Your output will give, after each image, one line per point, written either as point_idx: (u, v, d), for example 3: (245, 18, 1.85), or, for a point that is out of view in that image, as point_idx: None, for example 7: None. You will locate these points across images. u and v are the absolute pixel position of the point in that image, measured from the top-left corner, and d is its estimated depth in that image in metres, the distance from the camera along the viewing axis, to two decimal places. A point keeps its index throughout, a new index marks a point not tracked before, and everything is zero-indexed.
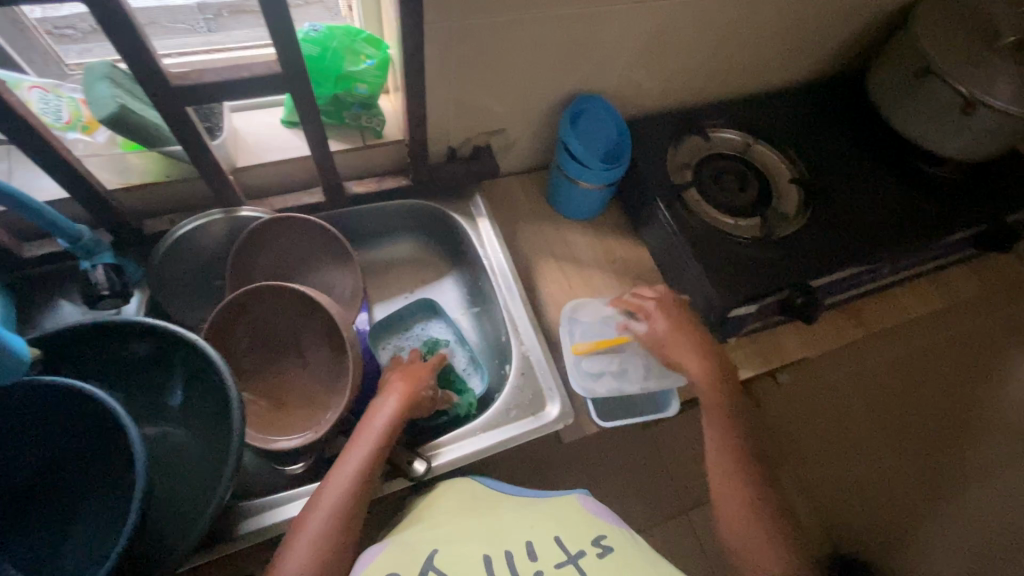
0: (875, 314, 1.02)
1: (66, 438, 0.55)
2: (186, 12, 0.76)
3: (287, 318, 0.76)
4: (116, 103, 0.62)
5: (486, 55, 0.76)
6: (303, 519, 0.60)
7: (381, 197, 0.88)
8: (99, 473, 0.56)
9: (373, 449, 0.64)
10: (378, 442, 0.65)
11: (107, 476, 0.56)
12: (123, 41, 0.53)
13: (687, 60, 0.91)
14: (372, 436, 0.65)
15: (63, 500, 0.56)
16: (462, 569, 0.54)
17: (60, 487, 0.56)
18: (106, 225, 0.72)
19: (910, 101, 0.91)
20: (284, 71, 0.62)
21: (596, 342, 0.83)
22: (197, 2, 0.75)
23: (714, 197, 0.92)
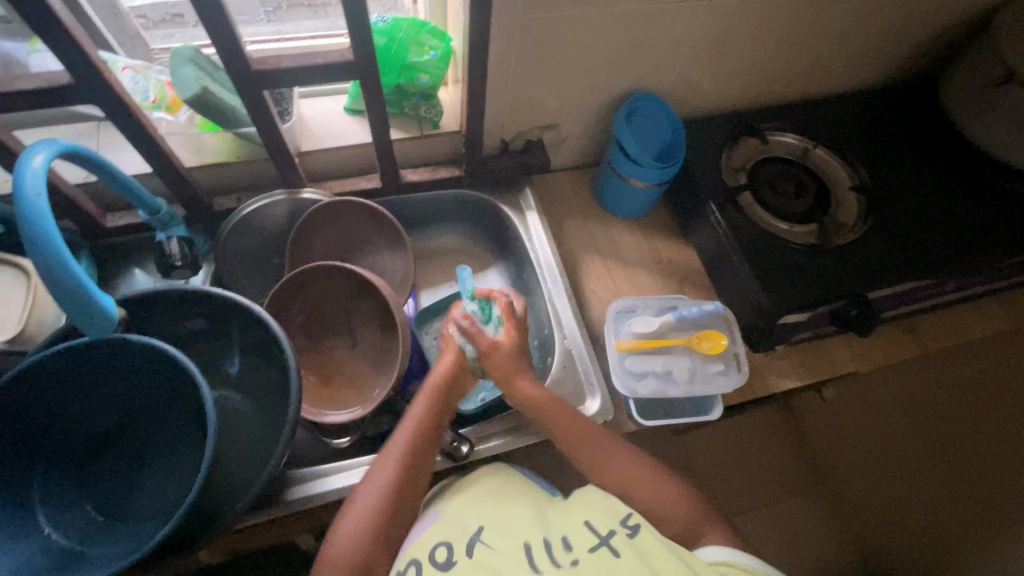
0: (935, 331, 0.97)
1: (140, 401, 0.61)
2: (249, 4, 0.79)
3: (342, 298, 0.79)
4: (198, 86, 0.66)
5: (548, 50, 0.76)
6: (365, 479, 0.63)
7: (434, 187, 0.90)
8: (169, 434, 0.63)
9: (429, 404, 0.67)
10: (438, 395, 0.67)
11: (177, 436, 0.63)
12: (212, 26, 0.56)
13: (750, 60, 0.89)
14: (428, 394, 0.67)
15: (135, 455, 0.63)
16: (504, 551, 0.57)
17: (133, 442, 0.63)
18: (181, 200, 0.77)
19: (987, 110, 0.87)
20: (355, 59, 0.64)
21: (642, 341, 0.82)
22: None
23: (770, 200, 0.90)
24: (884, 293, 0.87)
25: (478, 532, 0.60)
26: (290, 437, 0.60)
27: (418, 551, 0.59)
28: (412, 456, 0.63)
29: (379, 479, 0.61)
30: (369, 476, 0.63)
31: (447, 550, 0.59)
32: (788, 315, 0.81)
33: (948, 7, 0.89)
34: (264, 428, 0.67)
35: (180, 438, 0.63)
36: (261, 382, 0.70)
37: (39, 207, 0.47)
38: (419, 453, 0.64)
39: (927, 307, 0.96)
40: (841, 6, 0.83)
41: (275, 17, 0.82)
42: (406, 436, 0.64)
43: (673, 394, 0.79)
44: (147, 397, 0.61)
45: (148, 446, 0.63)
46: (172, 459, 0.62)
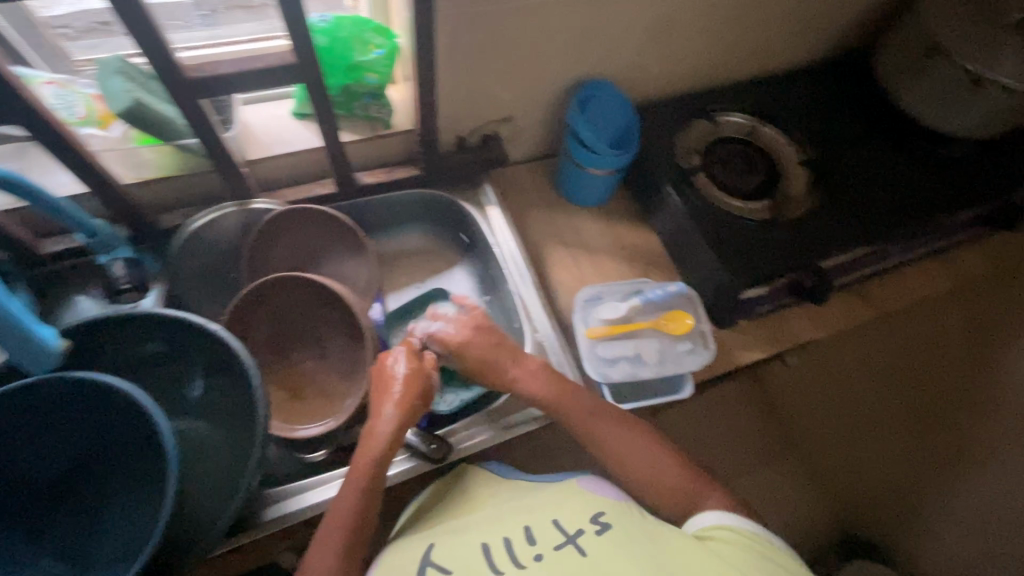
0: (885, 294, 1.02)
1: (89, 438, 0.57)
2: (182, 8, 0.74)
3: (305, 310, 0.77)
4: (130, 98, 0.63)
5: (496, 43, 0.76)
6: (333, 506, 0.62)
7: (393, 188, 0.88)
8: (124, 471, 0.58)
9: (392, 427, 0.65)
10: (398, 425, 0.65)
11: (133, 472, 0.58)
12: (138, 33, 0.53)
13: (695, 43, 0.91)
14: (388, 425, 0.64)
15: (89, 496, 0.58)
16: (461, 560, 0.58)
17: (85, 484, 0.58)
18: (122, 219, 0.72)
19: (917, 81, 0.92)
20: (297, 61, 0.62)
21: (612, 327, 0.83)
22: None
23: (723, 180, 0.92)
24: (836, 262, 0.90)
25: (429, 549, 0.60)
26: (260, 460, 0.58)
27: None
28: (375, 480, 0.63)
29: (343, 506, 0.61)
30: (336, 502, 0.62)
31: None
32: (748, 290, 0.85)
33: None
34: (231, 453, 0.64)
35: (133, 473, 0.58)
36: (223, 405, 0.66)
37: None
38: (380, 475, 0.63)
39: (878, 270, 1.01)
40: None
41: (212, 19, 0.77)
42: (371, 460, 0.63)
43: (644, 375, 0.81)
44: (96, 435, 0.57)
45: (102, 487, 0.58)
46: (129, 497, 0.58)
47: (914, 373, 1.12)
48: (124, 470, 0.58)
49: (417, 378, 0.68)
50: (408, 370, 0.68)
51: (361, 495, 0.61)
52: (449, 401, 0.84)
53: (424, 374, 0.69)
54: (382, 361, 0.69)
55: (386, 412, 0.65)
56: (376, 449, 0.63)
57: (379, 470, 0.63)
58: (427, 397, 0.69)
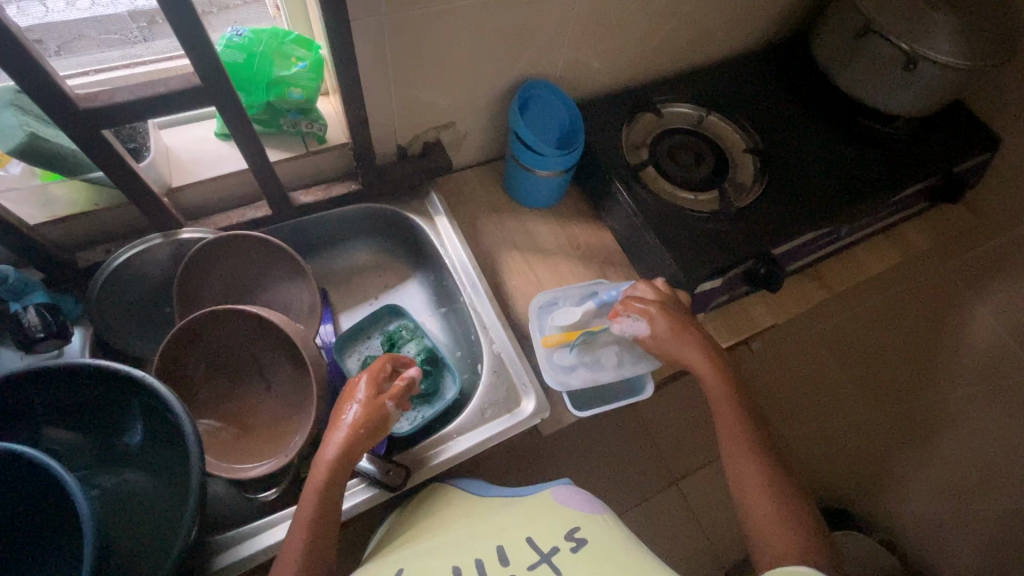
0: (839, 274, 1.03)
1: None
2: (118, 22, 0.71)
3: (245, 342, 0.73)
4: (24, 132, 0.57)
5: (423, 49, 0.73)
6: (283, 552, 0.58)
7: (332, 205, 0.85)
8: (33, 540, 0.51)
9: (330, 466, 0.60)
10: (340, 464, 0.60)
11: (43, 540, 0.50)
12: (14, 64, 0.48)
13: (633, 35, 0.89)
14: (329, 462, 0.60)
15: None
16: None
17: None
18: (35, 263, 0.67)
19: (854, 62, 0.92)
20: (203, 82, 0.57)
21: (567, 333, 0.81)
22: (129, 11, 0.70)
23: (672, 173, 0.91)
24: (788, 247, 0.90)
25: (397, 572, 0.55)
26: (197, 512, 0.55)
27: None
28: (324, 513, 0.59)
29: (296, 538, 0.57)
30: (286, 547, 0.58)
31: None
32: (703, 283, 0.84)
33: None
34: (173, 502, 0.60)
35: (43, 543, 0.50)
36: (161, 452, 0.62)
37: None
38: (328, 502, 0.59)
39: (832, 251, 1.01)
40: None
41: (149, 33, 0.74)
42: (312, 499, 0.59)
43: (605, 379, 0.79)
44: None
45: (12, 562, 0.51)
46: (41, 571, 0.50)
47: (877, 345, 1.16)
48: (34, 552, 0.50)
49: (367, 413, 0.62)
50: (363, 403, 0.63)
51: (313, 524, 0.58)
52: (409, 421, 0.80)
53: (379, 404, 0.64)
54: (345, 390, 0.66)
55: (332, 446, 0.61)
56: (322, 476, 0.59)
57: (327, 497, 0.59)
58: (380, 430, 0.64)
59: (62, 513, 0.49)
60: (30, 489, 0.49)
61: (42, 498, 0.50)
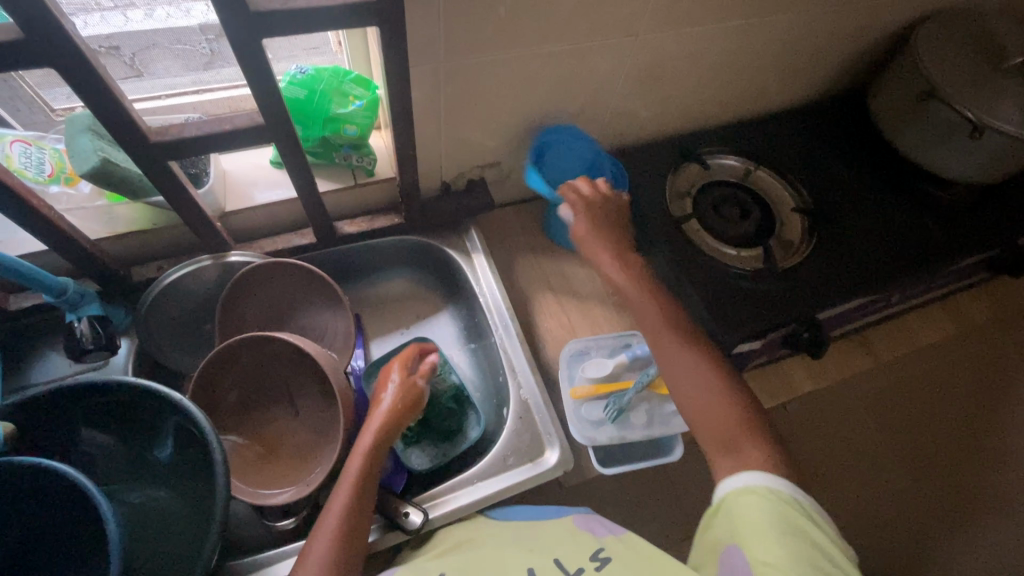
0: (885, 341, 0.98)
1: (21, 520, 0.51)
2: (189, 35, 0.73)
3: (279, 367, 0.75)
4: (98, 157, 0.61)
5: (475, 93, 0.74)
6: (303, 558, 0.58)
7: (374, 235, 0.86)
8: (59, 553, 0.51)
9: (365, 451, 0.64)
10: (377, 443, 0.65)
11: (67, 555, 0.51)
12: (98, 101, 0.52)
13: (684, 88, 0.89)
14: (365, 447, 0.64)
15: None
16: None
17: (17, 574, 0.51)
18: (90, 275, 0.70)
19: (913, 124, 0.89)
20: (266, 120, 0.60)
21: (598, 386, 0.79)
22: (200, 25, 0.71)
23: (715, 226, 0.89)
24: (834, 312, 0.87)
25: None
26: (219, 534, 0.56)
27: None
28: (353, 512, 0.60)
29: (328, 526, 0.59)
30: (306, 557, 0.58)
31: None
32: (742, 344, 0.81)
33: (869, 26, 0.92)
34: (193, 523, 0.61)
35: (66, 557, 0.51)
36: (184, 471, 0.63)
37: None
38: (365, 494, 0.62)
39: (880, 317, 0.97)
40: (763, 33, 0.84)
41: (218, 45, 0.75)
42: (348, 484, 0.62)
43: (633, 437, 0.76)
44: (29, 528, 0.51)
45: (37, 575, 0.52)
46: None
47: (923, 416, 1.07)
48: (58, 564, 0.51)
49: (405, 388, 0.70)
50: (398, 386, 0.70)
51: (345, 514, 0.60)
52: (430, 458, 0.80)
53: (413, 383, 0.71)
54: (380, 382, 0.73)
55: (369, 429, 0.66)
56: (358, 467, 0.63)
57: (365, 488, 0.62)
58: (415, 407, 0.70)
59: (88, 529, 0.51)
60: (58, 503, 0.50)
61: (68, 510, 0.50)
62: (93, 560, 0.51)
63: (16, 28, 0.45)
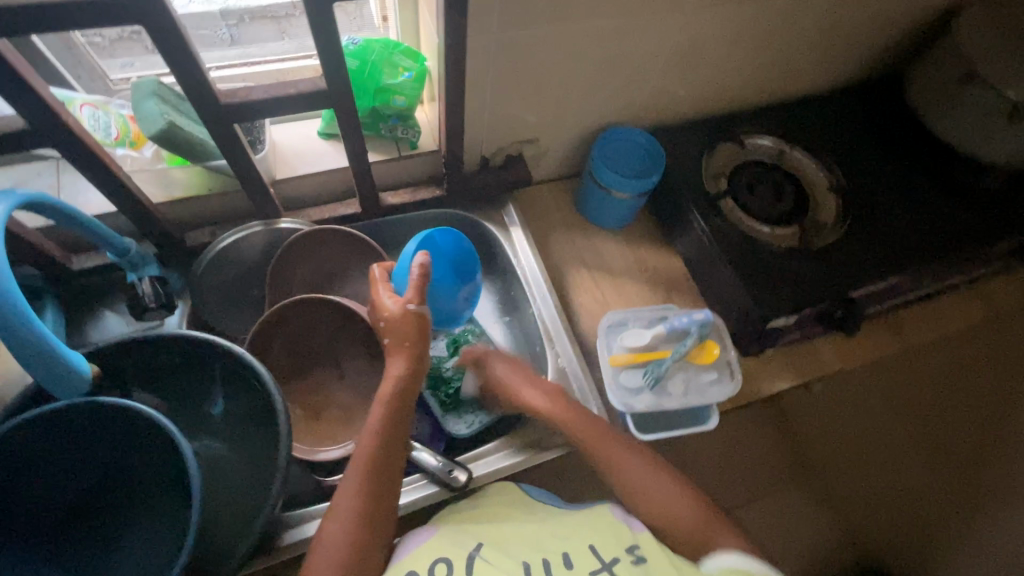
0: (914, 323, 0.99)
1: (104, 462, 0.56)
2: (211, 20, 0.76)
3: (328, 331, 0.77)
4: (164, 120, 0.63)
5: (524, 68, 0.76)
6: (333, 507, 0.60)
7: (416, 208, 0.88)
8: (142, 492, 0.58)
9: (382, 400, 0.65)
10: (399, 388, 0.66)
11: (150, 495, 0.58)
12: (178, 62, 0.54)
13: (723, 67, 0.90)
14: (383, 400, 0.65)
15: (109, 520, 0.58)
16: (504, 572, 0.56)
17: (105, 508, 0.58)
18: (150, 237, 0.73)
19: (951, 106, 0.89)
20: (330, 86, 0.62)
21: (635, 355, 0.81)
22: (222, 10, 0.75)
23: (750, 205, 0.90)
24: (867, 291, 0.88)
25: (477, 546, 0.58)
26: (283, 484, 0.58)
27: (416, 564, 0.58)
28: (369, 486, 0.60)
29: (346, 502, 0.59)
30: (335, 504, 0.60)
31: (446, 565, 0.57)
32: (777, 319, 0.83)
33: (911, 7, 0.92)
34: (255, 474, 0.65)
35: (150, 496, 0.58)
36: (244, 427, 0.67)
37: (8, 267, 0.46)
38: (378, 467, 0.61)
39: (909, 299, 0.97)
40: (806, 12, 0.84)
41: (237, 32, 0.80)
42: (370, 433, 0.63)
43: (669, 406, 0.79)
44: (114, 470, 0.57)
45: (123, 509, 0.58)
46: (147, 519, 0.58)
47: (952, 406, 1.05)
48: (149, 490, 0.58)
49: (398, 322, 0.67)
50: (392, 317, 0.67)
51: (361, 488, 0.60)
52: (468, 423, 0.82)
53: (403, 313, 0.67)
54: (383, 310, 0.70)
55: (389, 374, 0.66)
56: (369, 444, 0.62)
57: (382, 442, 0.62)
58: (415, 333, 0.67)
59: (166, 469, 0.54)
60: (140, 447, 0.54)
61: (149, 451, 0.55)
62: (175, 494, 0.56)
63: None
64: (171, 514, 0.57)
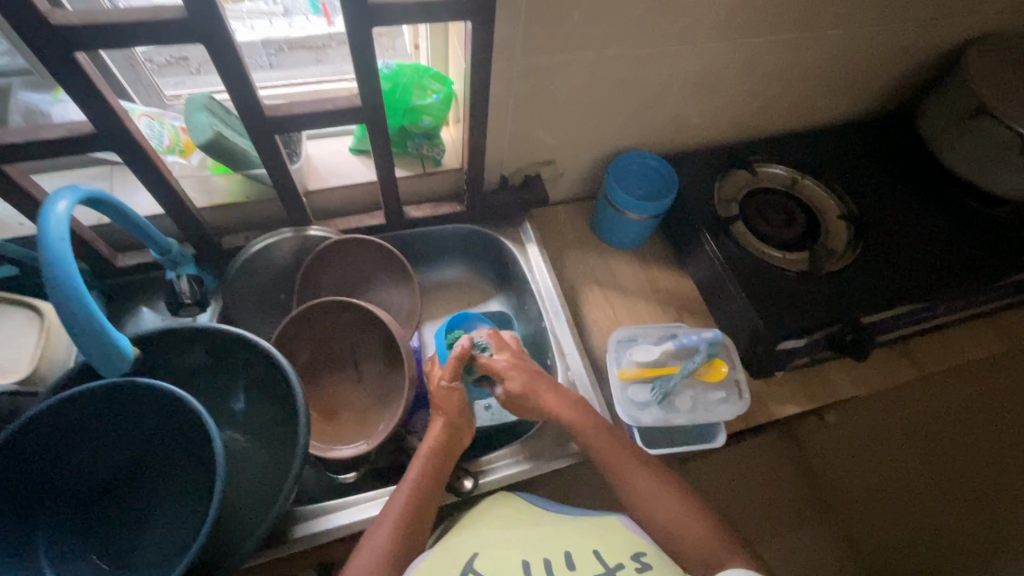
0: (928, 353, 0.98)
1: (141, 443, 0.61)
2: (251, 48, 0.84)
3: (348, 334, 0.81)
4: (213, 130, 0.69)
5: (544, 94, 0.81)
6: (369, 532, 0.62)
7: (437, 222, 0.93)
8: (176, 471, 0.62)
9: (422, 453, 0.68)
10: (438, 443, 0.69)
11: (182, 475, 0.62)
12: (231, 78, 0.60)
13: (736, 98, 0.94)
14: (423, 456, 0.68)
15: (140, 499, 0.62)
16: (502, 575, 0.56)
17: (137, 488, 0.62)
18: (190, 239, 0.79)
19: (962, 141, 0.91)
20: (364, 103, 0.68)
21: (644, 369, 0.83)
22: (261, 40, 0.84)
23: (762, 229, 0.92)
24: (880, 318, 0.88)
25: (473, 556, 0.59)
26: (299, 476, 0.60)
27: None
28: (401, 534, 0.61)
29: (376, 543, 0.60)
30: (371, 531, 0.62)
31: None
32: (786, 341, 0.84)
33: (921, 46, 0.95)
34: (276, 465, 0.68)
35: (183, 477, 0.62)
36: (266, 420, 0.71)
37: (74, 263, 0.51)
38: (416, 513, 0.63)
39: (924, 328, 0.97)
40: (817, 48, 0.88)
41: (276, 59, 0.87)
42: (410, 478, 0.66)
43: (677, 422, 0.80)
44: (148, 447, 0.61)
45: (154, 490, 0.62)
46: (177, 498, 0.62)
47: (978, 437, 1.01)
48: (178, 474, 0.62)
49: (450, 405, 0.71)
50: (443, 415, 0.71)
51: (396, 532, 0.61)
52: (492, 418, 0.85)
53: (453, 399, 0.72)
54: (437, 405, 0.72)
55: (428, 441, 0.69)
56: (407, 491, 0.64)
57: (424, 490, 0.65)
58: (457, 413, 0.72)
59: (201, 447, 0.58)
60: (175, 427, 0.58)
61: (181, 431, 0.58)
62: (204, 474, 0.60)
63: (179, 8, 0.53)
64: (201, 495, 0.61)
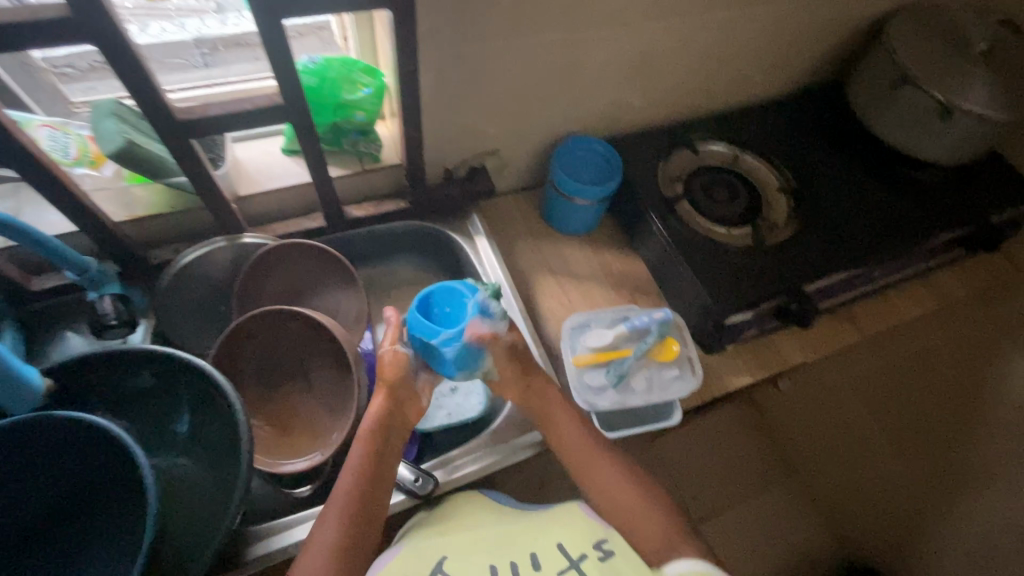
0: (870, 315, 1.02)
1: (67, 476, 0.57)
2: (183, 47, 0.79)
3: (293, 344, 0.78)
4: (122, 138, 0.64)
5: (478, 83, 0.79)
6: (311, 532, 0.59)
7: (381, 220, 0.90)
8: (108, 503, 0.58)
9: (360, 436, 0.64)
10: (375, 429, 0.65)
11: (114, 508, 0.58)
12: (133, 80, 0.56)
13: (673, 78, 0.94)
14: (362, 442, 0.64)
15: (70, 538, 0.58)
16: None
17: (67, 525, 0.58)
18: (111, 256, 0.74)
19: (889, 110, 0.94)
20: (285, 100, 0.64)
21: (598, 354, 0.83)
22: (194, 38, 0.78)
23: (706, 207, 0.93)
24: (822, 285, 0.91)
25: (442, 559, 0.59)
26: (243, 496, 0.58)
27: None
28: (348, 530, 0.59)
29: (325, 542, 0.57)
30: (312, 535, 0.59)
31: None
32: (734, 315, 0.85)
33: (846, 18, 0.98)
34: (221, 486, 0.65)
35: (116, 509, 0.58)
36: (209, 442, 0.68)
37: None
38: (360, 504, 0.60)
39: (865, 292, 1.01)
40: (747, 25, 0.89)
41: (210, 59, 0.82)
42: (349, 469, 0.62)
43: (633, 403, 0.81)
44: (76, 481, 0.57)
45: (85, 527, 0.59)
46: (108, 531, 0.58)
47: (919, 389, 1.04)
48: (110, 504, 0.58)
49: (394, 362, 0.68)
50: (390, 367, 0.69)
51: (342, 531, 0.58)
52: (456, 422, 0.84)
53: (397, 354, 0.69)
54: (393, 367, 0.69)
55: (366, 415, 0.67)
56: (347, 484, 0.61)
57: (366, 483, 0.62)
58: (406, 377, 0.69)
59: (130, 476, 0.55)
60: (101, 458, 0.55)
61: (107, 460, 0.55)
62: (136, 503, 0.56)
63: (60, 7, 0.49)
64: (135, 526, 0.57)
